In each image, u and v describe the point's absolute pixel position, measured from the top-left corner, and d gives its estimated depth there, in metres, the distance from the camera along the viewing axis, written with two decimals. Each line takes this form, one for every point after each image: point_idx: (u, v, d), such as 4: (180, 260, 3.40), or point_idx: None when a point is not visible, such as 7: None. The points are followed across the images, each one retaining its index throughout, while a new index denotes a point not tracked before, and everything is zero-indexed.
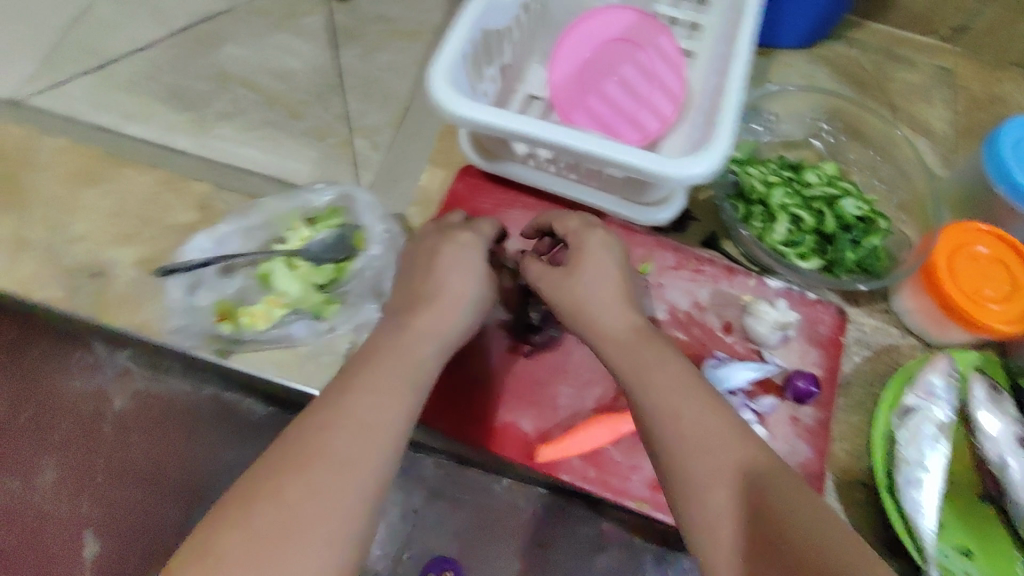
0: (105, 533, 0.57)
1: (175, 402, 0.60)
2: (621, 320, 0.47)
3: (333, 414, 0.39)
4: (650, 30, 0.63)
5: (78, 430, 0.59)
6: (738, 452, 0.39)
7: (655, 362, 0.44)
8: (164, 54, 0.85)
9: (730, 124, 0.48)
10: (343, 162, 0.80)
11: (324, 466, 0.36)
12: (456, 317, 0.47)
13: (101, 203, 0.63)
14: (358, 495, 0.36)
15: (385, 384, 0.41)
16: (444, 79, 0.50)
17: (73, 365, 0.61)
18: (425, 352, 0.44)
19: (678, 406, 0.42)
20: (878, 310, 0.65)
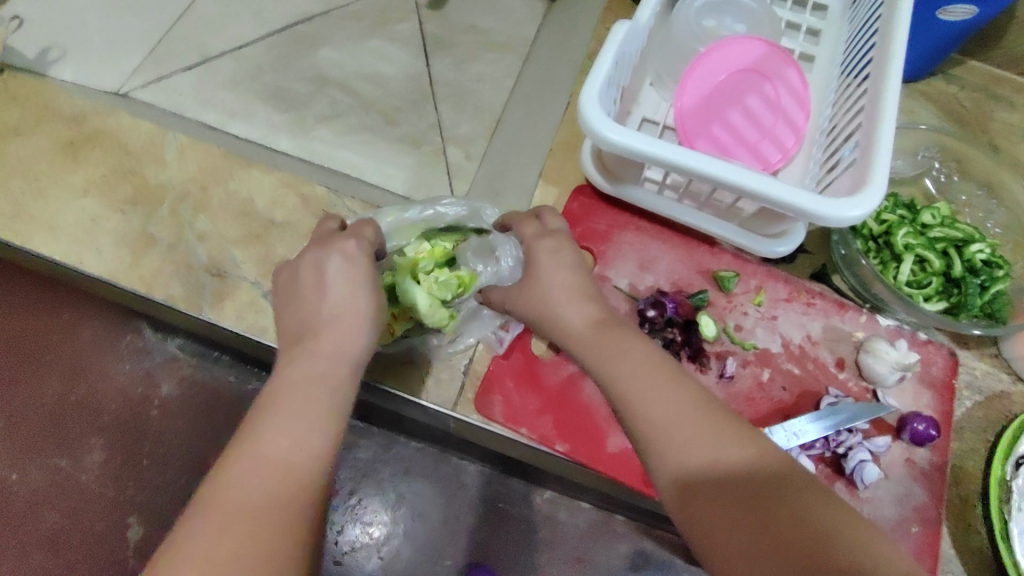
0: (150, 520, 0.61)
1: (221, 393, 0.63)
2: (587, 319, 0.46)
3: (238, 454, 0.36)
4: (778, 62, 0.63)
5: (124, 412, 0.63)
6: (702, 439, 0.38)
7: (617, 360, 0.43)
8: (264, 53, 0.86)
9: (885, 166, 0.49)
10: (438, 170, 0.80)
11: (225, 518, 0.34)
12: (357, 332, 0.43)
13: (224, 203, 0.64)
14: (255, 538, 0.33)
15: (290, 415, 0.38)
16: (597, 104, 0.50)
17: (123, 349, 0.65)
18: (329, 376, 0.40)
19: (640, 395, 0.41)
20: (988, 354, 0.64)
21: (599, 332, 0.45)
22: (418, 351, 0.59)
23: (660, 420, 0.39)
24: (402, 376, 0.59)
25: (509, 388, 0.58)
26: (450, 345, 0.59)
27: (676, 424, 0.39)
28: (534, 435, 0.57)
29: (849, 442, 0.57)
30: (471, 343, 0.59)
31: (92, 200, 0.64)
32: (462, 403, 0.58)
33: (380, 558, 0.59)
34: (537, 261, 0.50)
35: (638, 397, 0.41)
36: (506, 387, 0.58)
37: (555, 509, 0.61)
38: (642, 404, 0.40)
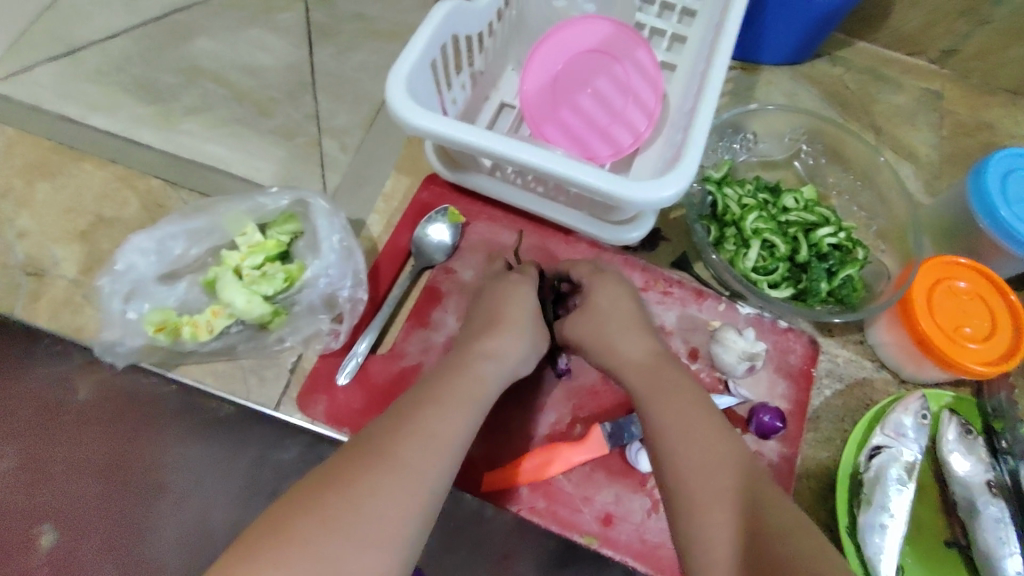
0: (66, 525, 0.48)
1: (140, 394, 0.53)
2: (641, 350, 0.50)
3: (405, 423, 0.41)
4: (628, 43, 0.60)
5: (34, 412, 0.50)
6: (733, 464, 0.42)
7: (666, 391, 0.47)
8: (133, 44, 0.82)
9: (698, 148, 0.46)
10: (309, 162, 0.77)
11: (394, 470, 0.38)
12: (522, 343, 0.50)
13: (52, 198, 0.61)
14: (415, 498, 0.38)
15: (452, 401, 0.43)
16: (402, 89, 0.48)
17: (41, 347, 0.53)
18: (486, 370, 0.47)
19: (685, 425, 0.44)
20: (852, 341, 0.62)
21: (657, 361, 0.50)
22: (237, 353, 0.56)
23: (690, 446, 0.43)
24: (223, 373, 0.57)
25: (335, 385, 0.55)
26: (273, 344, 0.56)
27: (706, 456, 0.42)
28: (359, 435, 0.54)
29: None
30: (295, 343, 0.57)
31: None
32: (286, 402, 0.56)
33: None
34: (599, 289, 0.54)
35: (682, 423, 0.44)
36: (332, 385, 0.55)
37: (482, 503, 0.51)
38: (683, 425, 0.44)
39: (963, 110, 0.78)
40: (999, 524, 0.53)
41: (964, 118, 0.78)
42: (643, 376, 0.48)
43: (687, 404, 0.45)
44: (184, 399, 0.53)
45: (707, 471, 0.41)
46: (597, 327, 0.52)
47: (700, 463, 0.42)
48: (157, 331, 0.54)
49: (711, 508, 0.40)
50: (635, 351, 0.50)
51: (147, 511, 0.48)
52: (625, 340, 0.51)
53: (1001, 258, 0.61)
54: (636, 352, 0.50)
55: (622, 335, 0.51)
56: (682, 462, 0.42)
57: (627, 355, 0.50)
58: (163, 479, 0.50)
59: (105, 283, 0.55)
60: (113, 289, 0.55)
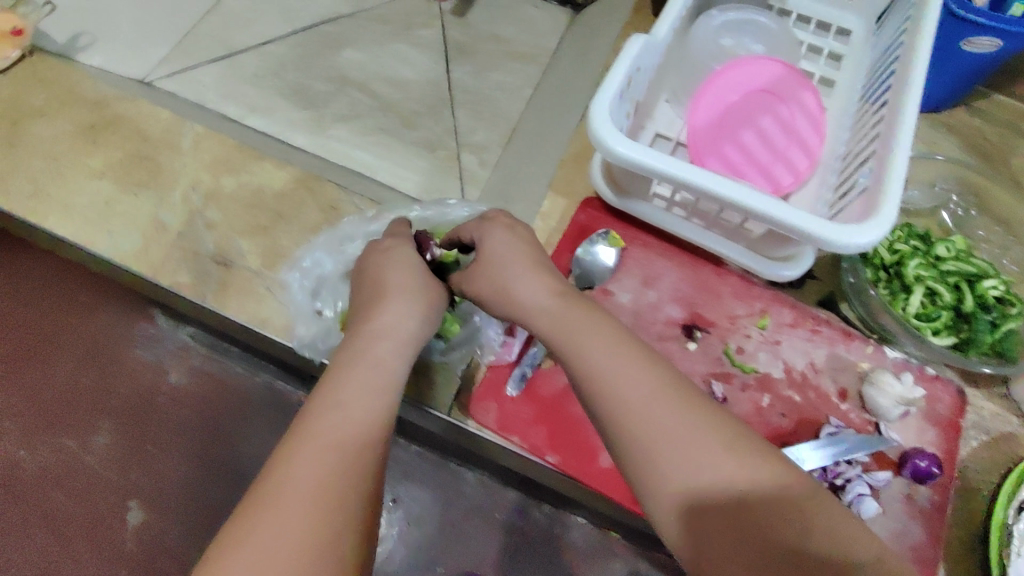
0: (149, 508, 0.61)
1: (229, 383, 0.66)
2: (548, 294, 0.47)
3: (302, 433, 0.40)
4: (794, 86, 0.63)
5: (133, 398, 0.65)
6: (702, 433, 0.39)
7: (590, 340, 0.43)
8: (288, 51, 0.87)
9: (896, 197, 0.47)
10: (450, 175, 0.80)
11: (288, 490, 0.37)
12: (408, 312, 0.49)
13: (237, 193, 0.64)
14: (322, 503, 0.36)
15: (343, 398, 0.42)
16: (607, 114, 0.50)
17: (137, 335, 0.67)
18: (380, 353, 0.45)
19: (626, 389, 0.41)
20: (997, 394, 0.63)
21: (566, 307, 0.46)
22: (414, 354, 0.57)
23: (633, 403, 0.40)
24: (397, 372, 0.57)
25: (505, 395, 0.56)
26: (447, 350, 0.58)
27: (656, 434, 0.39)
28: (525, 444, 0.55)
29: (848, 474, 0.56)
30: (468, 351, 0.58)
31: (107, 183, 0.65)
32: (457, 409, 0.57)
33: (366, 560, 0.60)
34: (490, 237, 0.52)
35: (613, 375, 0.41)
36: (502, 395, 0.56)
37: (554, 523, 0.61)
38: (633, 389, 0.41)
39: None
40: None
41: None
42: (553, 322, 0.46)
43: (626, 360, 0.42)
44: (268, 392, 0.65)
45: (694, 444, 0.38)
46: (496, 275, 0.49)
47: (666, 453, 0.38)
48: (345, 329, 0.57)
49: (705, 507, 0.37)
50: (535, 293, 0.47)
51: (228, 492, 0.61)
52: (524, 282, 0.48)
53: None
54: (534, 295, 0.47)
55: (520, 278, 0.48)
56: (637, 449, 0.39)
57: (528, 300, 0.47)
58: (237, 466, 0.62)
59: (294, 278, 0.60)
60: (300, 286, 0.59)
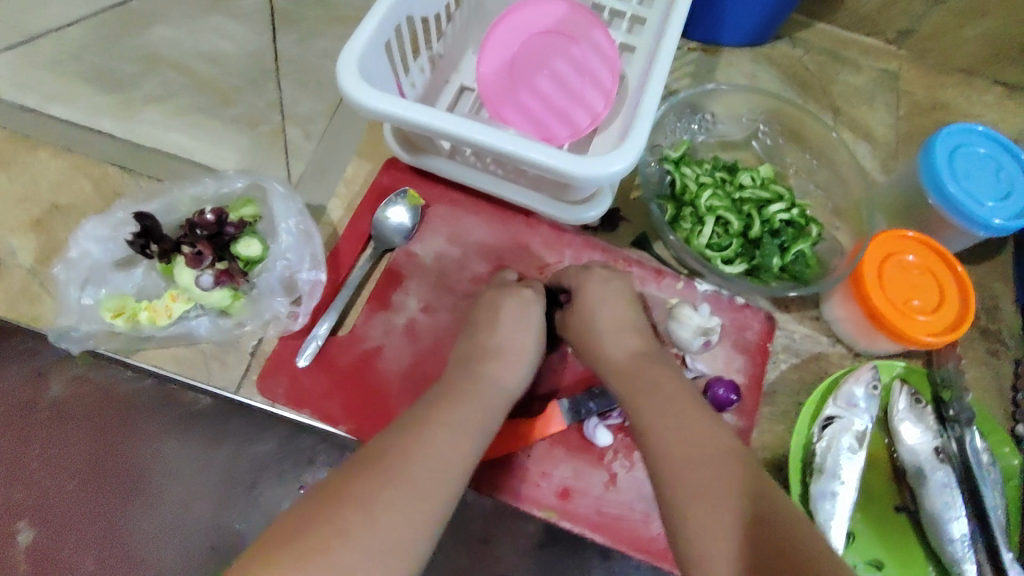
0: (40, 523, 0.56)
1: (114, 390, 0.58)
2: (626, 353, 0.52)
3: (413, 440, 0.43)
4: (584, 24, 0.62)
5: (13, 412, 0.58)
6: (720, 462, 0.43)
7: (647, 391, 0.48)
8: (91, 33, 0.81)
9: (647, 121, 0.47)
10: (273, 150, 0.76)
11: (406, 489, 0.41)
12: (518, 365, 0.52)
13: (10, 187, 0.61)
14: (424, 514, 0.40)
15: (457, 423, 0.46)
16: (354, 71, 0.48)
17: (12, 349, 0.58)
18: (492, 402, 0.49)
19: (652, 423, 0.47)
20: (809, 316, 0.64)
21: (640, 363, 0.51)
22: (196, 336, 0.55)
23: (689, 445, 0.44)
24: (183, 358, 0.57)
25: (297, 367, 0.55)
26: (232, 329, 0.56)
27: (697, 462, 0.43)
28: (320, 415, 0.55)
29: None
30: (255, 327, 0.56)
31: None
32: (246, 385, 0.57)
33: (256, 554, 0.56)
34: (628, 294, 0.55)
35: (668, 405, 0.47)
36: (293, 367, 0.55)
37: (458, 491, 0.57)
38: (669, 428, 0.46)
39: (919, 91, 0.79)
40: (945, 489, 0.55)
41: (921, 98, 0.79)
42: (627, 377, 0.50)
43: (686, 410, 0.46)
44: (158, 393, 0.57)
45: (717, 466, 0.43)
46: (592, 323, 0.54)
47: (694, 470, 0.43)
48: (113, 317, 0.54)
49: (717, 532, 0.40)
50: (623, 351, 0.52)
51: (127, 501, 0.57)
52: (610, 340, 0.53)
53: (950, 235, 0.63)
54: (619, 350, 0.52)
55: (612, 338, 0.53)
56: (684, 473, 0.43)
57: (609, 354, 0.52)
58: (144, 472, 0.57)
59: (60, 271, 0.55)
60: (68, 278, 0.55)
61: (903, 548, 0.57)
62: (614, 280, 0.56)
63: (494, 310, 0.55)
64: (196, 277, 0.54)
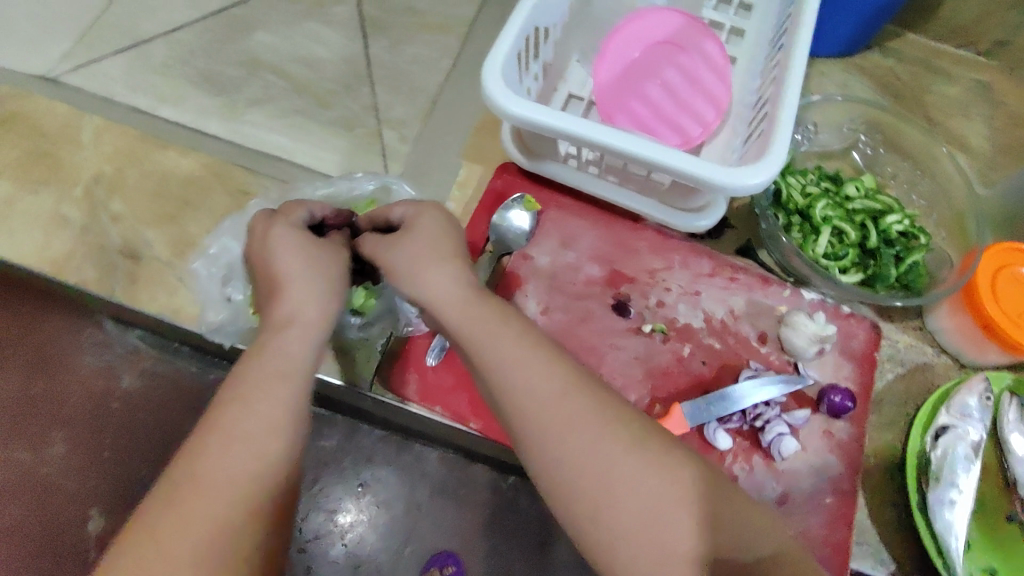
0: (111, 512, 0.56)
1: (183, 382, 0.60)
2: (459, 284, 0.45)
3: (213, 430, 0.37)
4: (694, 37, 0.63)
5: (86, 404, 0.60)
6: (598, 426, 0.39)
7: (491, 340, 0.42)
8: (197, 37, 0.83)
9: (787, 135, 0.48)
10: (371, 154, 0.78)
11: (197, 495, 0.35)
12: (312, 291, 0.44)
13: (144, 184, 0.67)
14: (230, 507, 0.35)
15: (259, 392, 0.39)
16: (498, 77, 0.50)
17: (85, 340, 0.62)
18: (298, 352, 0.42)
19: (519, 379, 0.41)
20: (912, 326, 0.65)
21: (469, 299, 0.45)
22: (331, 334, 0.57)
23: (545, 403, 0.40)
24: None
25: (425, 365, 0.57)
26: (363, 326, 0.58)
27: (568, 428, 0.39)
28: (448, 414, 0.56)
29: (767, 415, 0.57)
30: (385, 325, 0.58)
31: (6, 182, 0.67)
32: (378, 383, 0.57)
33: (343, 544, 0.59)
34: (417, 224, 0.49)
35: (520, 376, 0.41)
36: (422, 365, 0.57)
37: (518, 493, 0.60)
38: (524, 384, 0.40)
39: (1013, 101, 0.79)
40: None
41: (1014, 108, 0.79)
42: (458, 314, 0.44)
43: (538, 360, 0.41)
44: (223, 389, 0.60)
45: (607, 432, 0.39)
46: (414, 256, 0.47)
47: (580, 450, 0.38)
48: (253, 313, 0.56)
49: (645, 521, 0.36)
50: (443, 285, 0.45)
51: None
52: (431, 274, 0.46)
53: None
54: (445, 284, 0.45)
55: (435, 269, 0.46)
56: (562, 451, 0.38)
57: (438, 291, 0.45)
58: None
59: (200, 267, 0.58)
60: (210, 274, 0.58)
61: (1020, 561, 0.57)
62: (435, 216, 0.49)
63: (265, 243, 0.46)
64: None
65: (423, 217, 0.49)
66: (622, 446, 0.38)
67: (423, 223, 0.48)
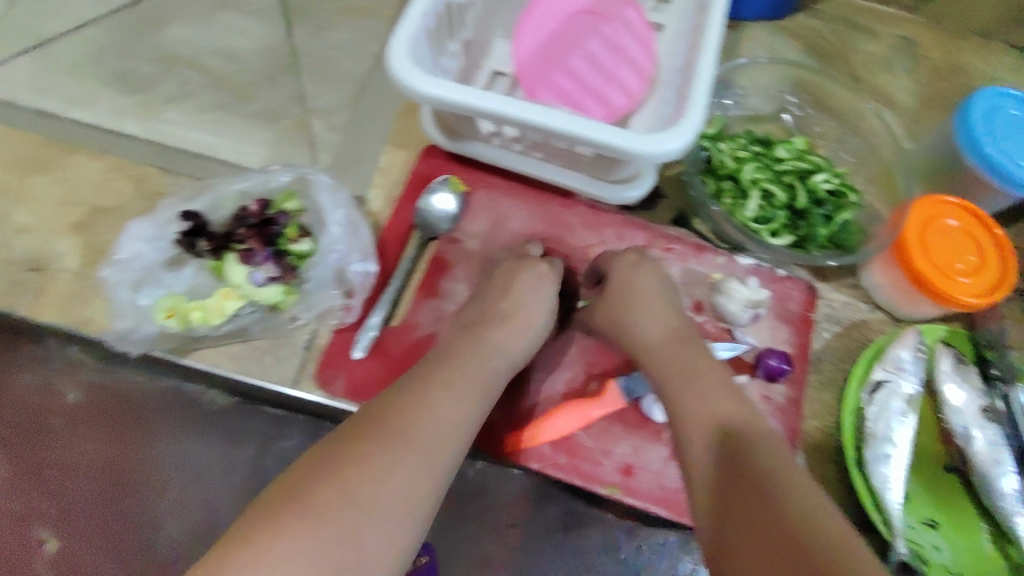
0: (62, 529, 0.60)
1: (128, 395, 0.62)
2: (658, 332, 0.53)
3: (415, 407, 0.45)
4: (616, 5, 0.62)
5: (27, 422, 0.62)
6: (736, 419, 0.45)
7: (685, 377, 0.49)
8: (106, 35, 0.79)
9: (702, 98, 0.47)
10: (297, 145, 0.75)
11: (401, 454, 0.42)
12: (526, 341, 0.54)
13: (49, 192, 0.64)
14: (419, 477, 0.42)
15: (457, 389, 0.47)
16: (405, 57, 0.48)
17: (21, 358, 0.62)
18: (494, 364, 0.51)
19: (713, 405, 0.46)
20: (847, 285, 0.65)
21: (672, 341, 0.52)
22: (250, 332, 0.55)
23: (722, 416, 0.46)
24: (237, 354, 0.56)
25: (351, 360, 0.55)
26: (287, 322, 0.56)
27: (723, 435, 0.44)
28: None
29: None
30: (309, 320, 0.56)
31: None
32: (304, 379, 0.55)
33: None
34: (640, 276, 0.56)
35: (689, 401, 0.47)
36: (348, 360, 0.55)
37: (485, 478, 0.61)
38: (698, 401, 0.47)
39: (938, 55, 0.80)
40: (995, 447, 0.56)
41: (939, 62, 0.80)
42: (660, 356, 0.51)
43: (717, 387, 0.48)
44: (177, 398, 0.62)
45: (737, 425, 0.45)
46: (617, 308, 0.55)
47: (720, 450, 0.44)
48: (167, 318, 0.53)
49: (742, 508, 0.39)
50: (655, 332, 0.53)
51: (147, 506, 0.61)
52: (642, 321, 0.53)
53: (985, 195, 0.63)
54: (655, 330, 0.53)
55: (644, 318, 0.54)
56: (710, 454, 0.44)
57: (642, 334, 0.53)
58: (155, 476, 0.61)
59: (109, 273, 0.54)
60: (119, 279, 0.54)
61: (955, 508, 0.58)
62: (642, 267, 0.56)
63: (509, 281, 0.55)
64: (249, 273, 0.54)
65: (617, 261, 0.57)
66: (767, 446, 0.43)
67: (629, 274, 0.56)
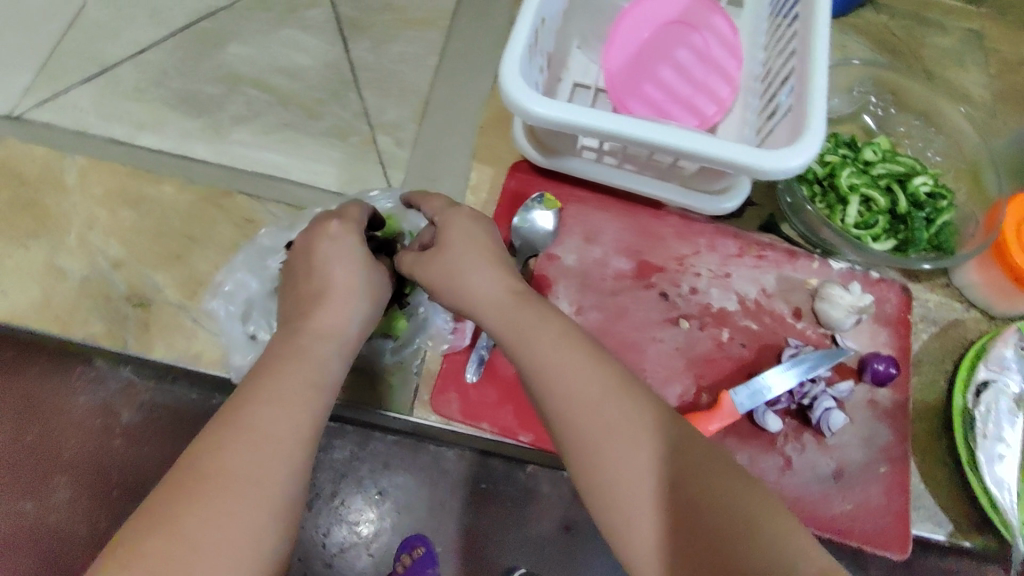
0: None
1: (182, 411, 0.66)
2: (500, 285, 0.48)
3: (232, 428, 0.40)
4: (704, 12, 0.61)
5: (88, 443, 0.65)
6: (608, 410, 0.41)
7: (533, 336, 0.45)
8: (168, 56, 0.79)
9: (821, 110, 0.47)
10: (369, 162, 0.75)
11: (223, 486, 0.38)
12: (351, 313, 0.49)
13: (140, 222, 0.66)
14: (258, 503, 0.38)
15: (282, 389, 0.43)
16: (520, 80, 0.47)
17: (77, 380, 0.66)
18: (323, 354, 0.46)
19: (566, 381, 0.42)
20: (939, 284, 0.64)
21: (514, 299, 0.47)
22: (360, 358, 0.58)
23: (586, 400, 0.42)
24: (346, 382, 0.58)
25: (466, 383, 0.56)
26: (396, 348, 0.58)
27: (596, 421, 0.41)
28: (497, 428, 0.56)
29: (814, 392, 0.56)
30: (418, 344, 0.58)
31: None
32: (419, 405, 0.57)
33: (370, 554, 0.64)
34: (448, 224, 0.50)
35: (562, 373, 0.43)
36: (462, 383, 0.56)
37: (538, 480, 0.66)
38: (560, 377, 0.42)
39: (1006, 48, 0.79)
40: None
41: (1007, 54, 0.79)
42: (497, 316, 0.46)
43: (574, 359, 0.43)
44: None
45: (594, 406, 0.41)
46: (448, 258, 0.49)
47: (589, 444, 0.41)
48: None
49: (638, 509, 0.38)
50: (487, 285, 0.48)
51: None
52: (476, 273, 0.48)
53: None
54: (486, 285, 0.48)
55: (474, 269, 0.48)
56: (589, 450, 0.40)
57: (479, 289, 0.47)
58: None
59: (220, 307, 0.62)
60: (229, 313, 0.62)
61: None
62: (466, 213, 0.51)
63: (310, 257, 0.51)
64: None
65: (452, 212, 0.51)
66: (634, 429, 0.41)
67: (457, 222, 0.50)
